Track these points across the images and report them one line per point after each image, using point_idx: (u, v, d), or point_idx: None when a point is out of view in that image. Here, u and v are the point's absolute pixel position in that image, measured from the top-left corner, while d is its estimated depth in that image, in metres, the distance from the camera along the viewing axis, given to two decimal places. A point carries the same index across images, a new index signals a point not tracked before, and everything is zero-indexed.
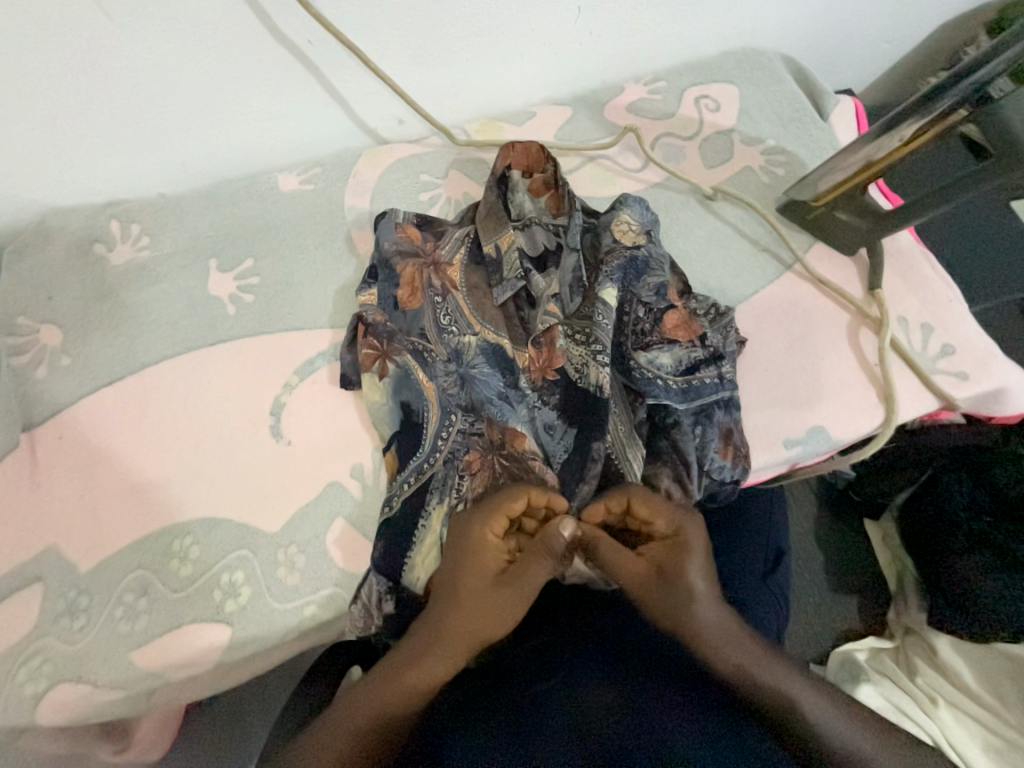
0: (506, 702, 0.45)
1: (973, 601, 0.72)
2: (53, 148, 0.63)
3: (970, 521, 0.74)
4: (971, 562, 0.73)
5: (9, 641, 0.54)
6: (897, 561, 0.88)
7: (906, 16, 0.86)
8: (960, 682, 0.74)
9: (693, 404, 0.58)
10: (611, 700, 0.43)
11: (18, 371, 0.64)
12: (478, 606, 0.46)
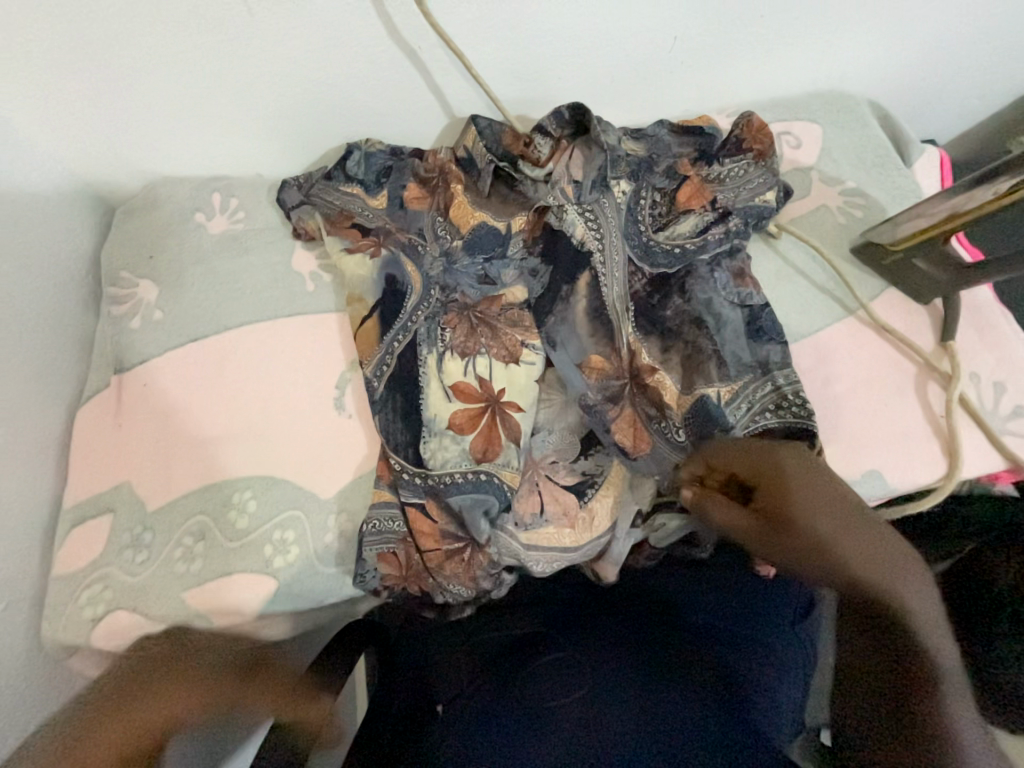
0: (518, 710, 0.52)
1: None
2: (180, 121, 0.70)
3: None
4: None
5: (78, 563, 0.59)
6: None
7: (999, 70, 0.85)
8: None
9: (748, 361, 0.63)
10: (621, 695, 0.52)
11: (116, 319, 0.70)
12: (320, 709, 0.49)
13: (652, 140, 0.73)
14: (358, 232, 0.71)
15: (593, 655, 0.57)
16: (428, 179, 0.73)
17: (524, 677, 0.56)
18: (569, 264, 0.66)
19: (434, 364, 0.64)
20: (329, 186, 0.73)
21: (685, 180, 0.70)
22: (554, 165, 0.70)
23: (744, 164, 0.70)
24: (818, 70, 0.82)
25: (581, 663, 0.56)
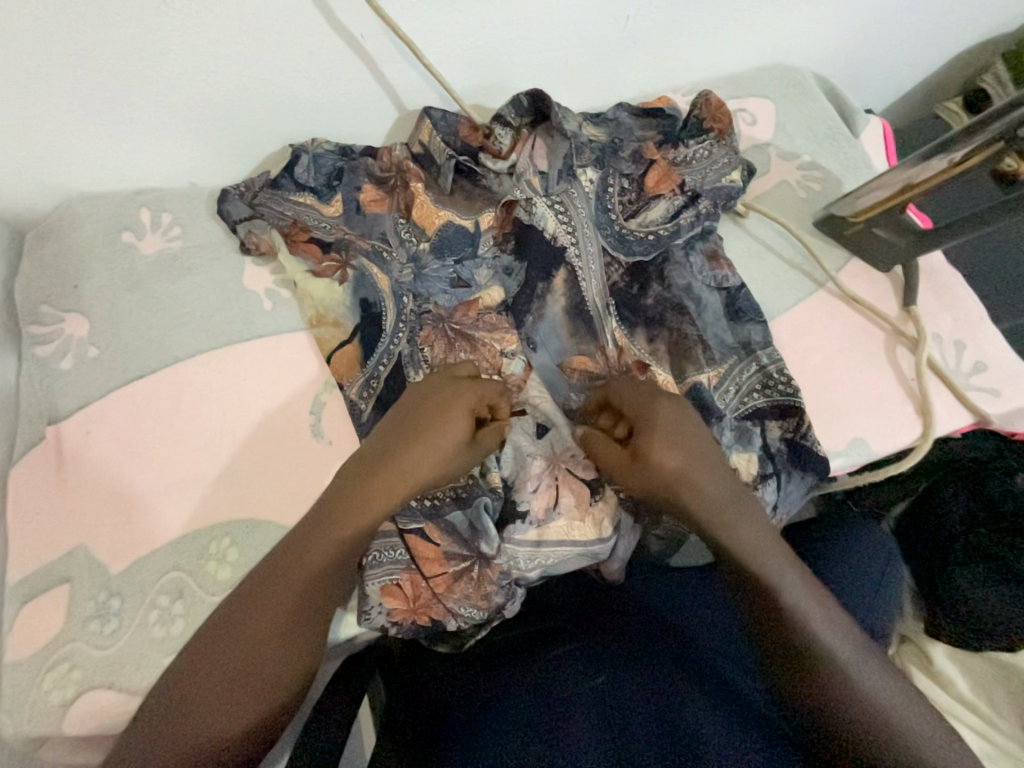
0: (532, 709, 0.50)
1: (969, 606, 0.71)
2: (91, 130, 0.62)
3: (965, 531, 0.74)
4: (968, 569, 0.72)
5: (35, 645, 0.52)
6: None
7: (928, 39, 0.89)
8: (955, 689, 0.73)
9: (731, 343, 0.63)
10: (632, 685, 0.52)
11: (43, 362, 0.62)
12: (425, 453, 0.53)
13: (614, 124, 0.72)
14: (317, 247, 0.65)
15: (607, 657, 0.56)
16: (385, 180, 0.68)
17: (537, 678, 0.55)
18: (543, 259, 0.64)
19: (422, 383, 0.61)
20: (277, 195, 0.67)
21: (651, 164, 0.68)
22: (517, 156, 0.67)
23: (707, 146, 0.70)
24: (765, 45, 0.83)
25: (594, 663, 0.55)
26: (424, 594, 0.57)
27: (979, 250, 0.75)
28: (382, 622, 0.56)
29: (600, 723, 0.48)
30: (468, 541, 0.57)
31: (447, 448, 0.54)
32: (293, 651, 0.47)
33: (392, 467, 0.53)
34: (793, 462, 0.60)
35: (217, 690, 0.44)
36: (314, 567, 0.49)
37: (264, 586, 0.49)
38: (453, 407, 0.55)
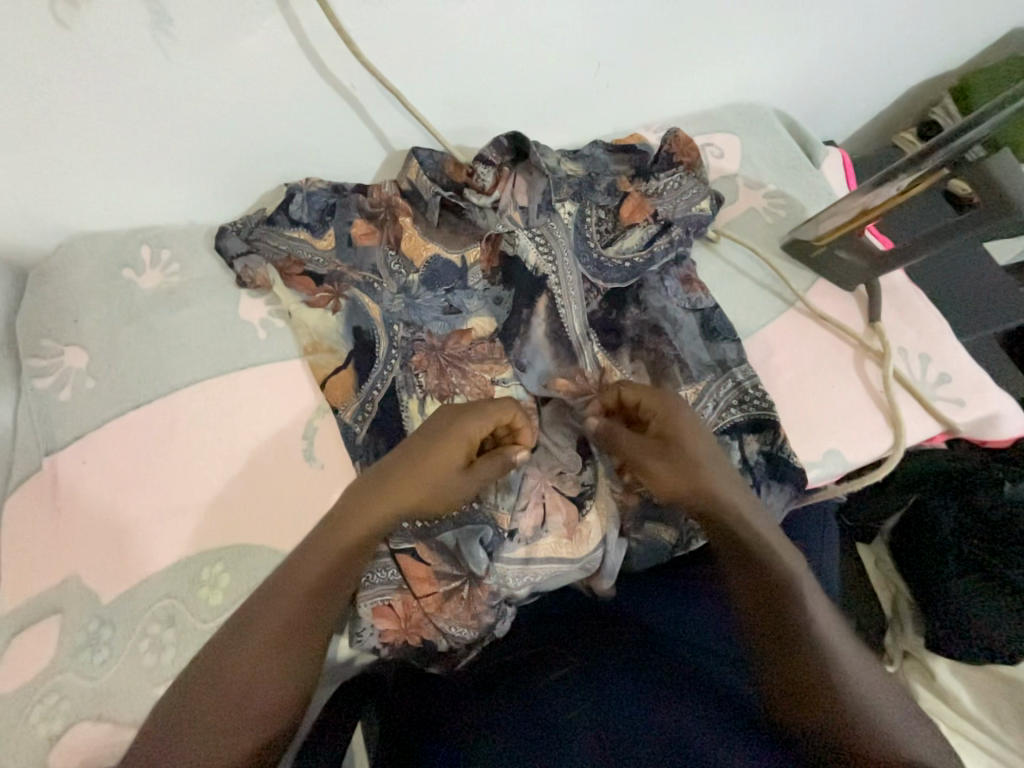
0: (524, 729, 0.51)
1: (971, 621, 0.73)
2: (95, 173, 0.65)
3: (959, 541, 0.77)
4: (963, 581, 0.75)
5: (23, 677, 0.51)
6: (889, 584, 0.87)
7: (879, 77, 0.96)
8: (959, 703, 0.77)
9: (708, 361, 0.66)
10: (625, 692, 0.54)
11: (42, 393, 0.63)
12: (427, 481, 0.54)
13: (590, 160, 0.76)
14: (310, 279, 0.69)
15: (598, 664, 0.57)
16: (375, 214, 0.72)
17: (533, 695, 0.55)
18: (528, 287, 0.68)
19: (415, 408, 0.64)
20: (273, 232, 0.70)
21: (625, 196, 0.73)
22: (499, 192, 0.71)
23: (677, 177, 0.75)
24: (729, 85, 0.89)
25: (586, 675, 0.55)
26: (414, 613, 0.58)
27: (938, 267, 0.79)
28: (373, 643, 0.57)
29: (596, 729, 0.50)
30: (458, 560, 0.58)
31: (446, 477, 0.55)
32: (280, 680, 0.47)
33: (392, 495, 0.54)
34: (771, 474, 0.62)
35: (205, 722, 0.44)
36: (310, 589, 0.50)
37: (258, 614, 0.49)
38: (456, 436, 0.55)
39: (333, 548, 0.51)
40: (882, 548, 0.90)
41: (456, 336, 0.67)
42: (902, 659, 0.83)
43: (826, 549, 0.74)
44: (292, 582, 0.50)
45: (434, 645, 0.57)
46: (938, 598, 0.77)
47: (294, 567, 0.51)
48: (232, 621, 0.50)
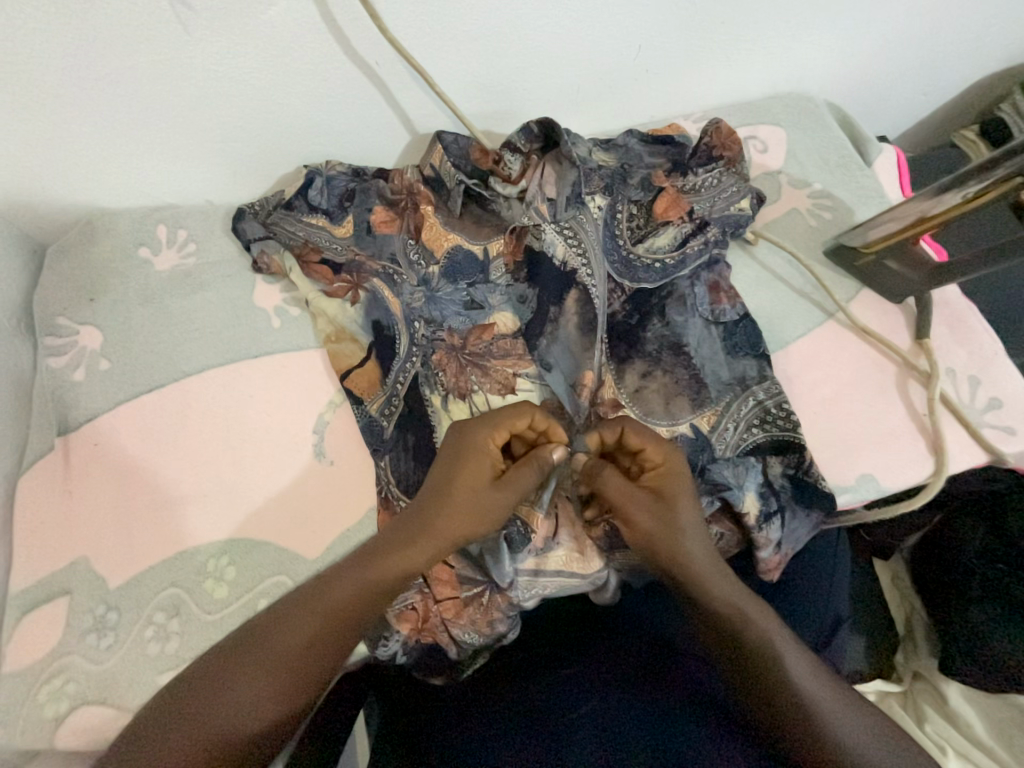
0: (526, 731, 0.54)
1: (983, 646, 0.70)
2: (114, 150, 0.64)
3: (983, 565, 0.73)
4: (982, 607, 0.72)
5: (31, 657, 0.52)
6: (906, 602, 0.84)
7: (944, 67, 0.88)
8: (970, 731, 0.74)
9: (726, 379, 0.63)
10: (630, 711, 0.54)
11: (56, 372, 0.63)
12: (464, 507, 0.52)
13: (624, 151, 0.72)
14: (329, 268, 0.66)
15: (600, 673, 0.58)
16: (396, 202, 0.69)
17: (532, 698, 0.57)
18: (553, 285, 0.64)
19: (440, 402, 0.62)
20: (291, 218, 0.68)
21: (660, 191, 0.69)
22: (527, 181, 0.68)
23: (716, 174, 0.70)
24: (777, 74, 0.83)
25: (586, 680, 0.57)
26: (433, 617, 0.56)
27: (995, 281, 0.73)
28: (395, 649, 0.56)
29: (599, 746, 0.52)
30: (480, 566, 0.57)
31: (478, 502, 0.52)
32: (296, 694, 0.47)
33: (423, 532, 0.52)
34: (796, 495, 0.59)
35: (221, 719, 0.44)
36: (334, 609, 0.49)
37: (268, 628, 0.49)
38: (474, 452, 0.53)
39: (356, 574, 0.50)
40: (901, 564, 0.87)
41: (480, 332, 0.65)
42: (913, 679, 0.80)
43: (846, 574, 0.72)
44: (310, 602, 0.49)
45: (449, 651, 0.56)
46: (957, 624, 0.73)
47: (310, 591, 0.51)
48: (249, 628, 0.49)
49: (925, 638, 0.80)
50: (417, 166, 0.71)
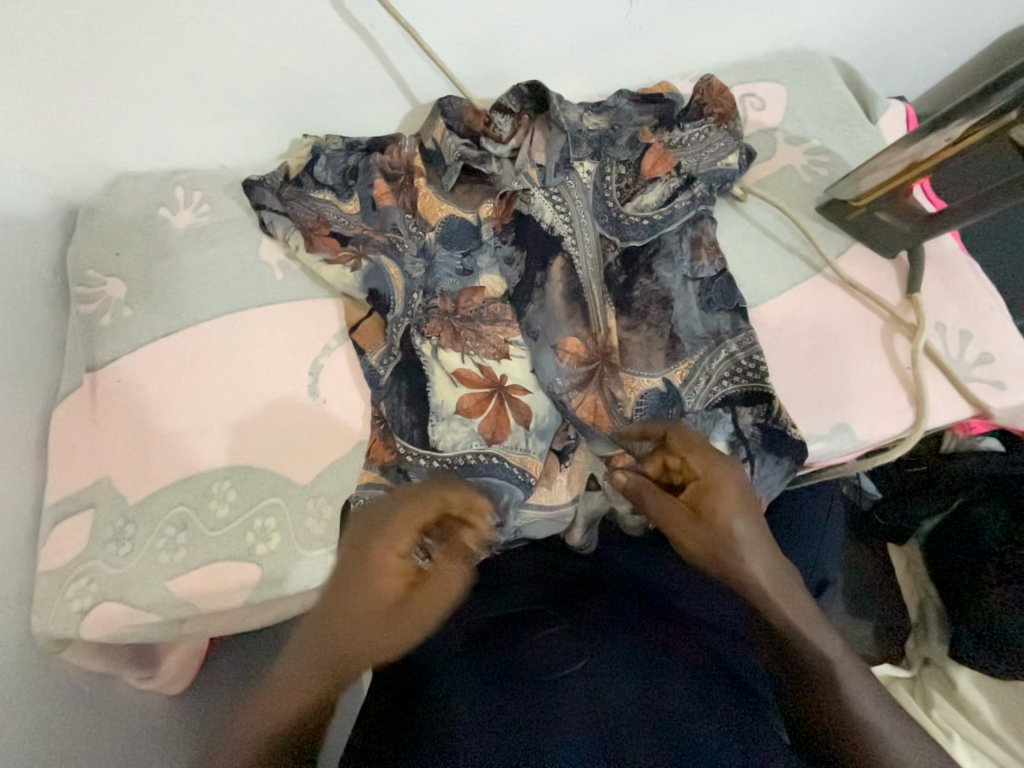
0: (500, 675, 0.47)
1: (1001, 631, 0.71)
2: (132, 114, 0.69)
3: (1003, 550, 0.72)
4: (1001, 591, 0.72)
5: (62, 559, 0.59)
6: (922, 588, 0.83)
7: (963, 19, 0.84)
8: (979, 718, 0.74)
9: (700, 332, 0.64)
10: (627, 677, 0.46)
11: (86, 318, 0.70)
12: (378, 604, 0.46)
13: (614, 112, 0.72)
14: (335, 240, 0.69)
15: (592, 638, 0.50)
16: (394, 177, 0.72)
17: (517, 654, 0.49)
18: (540, 247, 0.66)
19: (430, 353, 0.64)
20: (305, 196, 0.72)
21: (647, 147, 0.69)
22: (517, 143, 0.71)
23: (705, 129, 0.70)
24: (779, 30, 0.81)
25: (571, 642, 0.49)
26: None
27: None
28: None
29: (587, 703, 0.43)
30: None
31: (436, 601, 0.47)
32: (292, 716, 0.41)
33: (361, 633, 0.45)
34: (769, 442, 0.60)
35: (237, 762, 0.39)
36: (314, 642, 0.45)
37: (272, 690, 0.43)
38: (379, 560, 0.48)
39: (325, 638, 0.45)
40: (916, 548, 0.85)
41: (470, 295, 0.67)
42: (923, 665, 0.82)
43: (829, 531, 0.72)
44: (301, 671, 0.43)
45: None
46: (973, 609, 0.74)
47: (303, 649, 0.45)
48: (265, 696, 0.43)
49: (936, 623, 0.80)
50: (417, 138, 0.73)
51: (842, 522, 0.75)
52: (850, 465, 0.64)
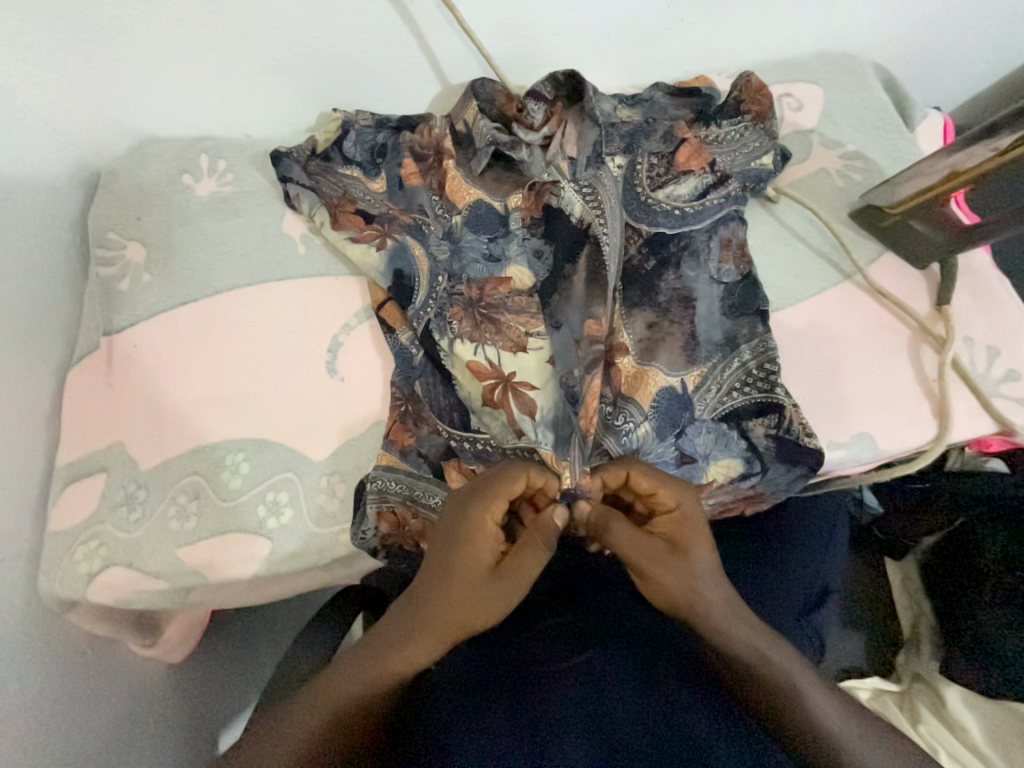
0: (507, 679, 0.48)
1: (987, 649, 0.73)
2: (160, 76, 0.67)
3: (1000, 572, 0.74)
4: (993, 611, 0.74)
5: (72, 521, 0.59)
6: (913, 605, 0.84)
7: (1009, 30, 0.82)
8: (966, 736, 0.71)
9: (718, 340, 0.63)
10: (619, 671, 0.48)
11: (105, 281, 0.69)
12: (467, 590, 0.49)
13: (648, 105, 0.72)
14: (360, 217, 0.68)
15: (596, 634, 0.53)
16: (423, 155, 0.71)
17: (518, 647, 0.52)
18: (569, 239, 0.64)
19: (448, 347, 0.63)
20: (330, 169, 0.71)
21: (682, 142, 0.68)
22: (549, 130, 0.69)
23: (741, 126, 0.69)
24: (822, 29, 0.80)
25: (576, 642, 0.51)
26: (411, 522, 0.61)
27: None
28: (373, 544, 0.61)
29: (584, 704, 0.45)
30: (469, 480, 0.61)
31: (489, 584, 0.49)
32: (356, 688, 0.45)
33: (439, 606, 0.49)
34: (780, 457, 0.60)
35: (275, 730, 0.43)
36: (401, 616, 0.50)
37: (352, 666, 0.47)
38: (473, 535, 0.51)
39: (413, 612, 0.49)
40: (911, 565, 0.85)
41: (496, 284, 0.65)
42: (911, 683, 0.79)
43: (836, 538, 0.72)
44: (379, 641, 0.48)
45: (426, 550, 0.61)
46: (965, 628, 0.75)
47: (390, 625, 0.50)
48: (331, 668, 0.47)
49: (929, 640, 0.80)
50: (448, 119, 0.72)
51: (847, 532, 0.75)
52: (858, 478, 0.63)
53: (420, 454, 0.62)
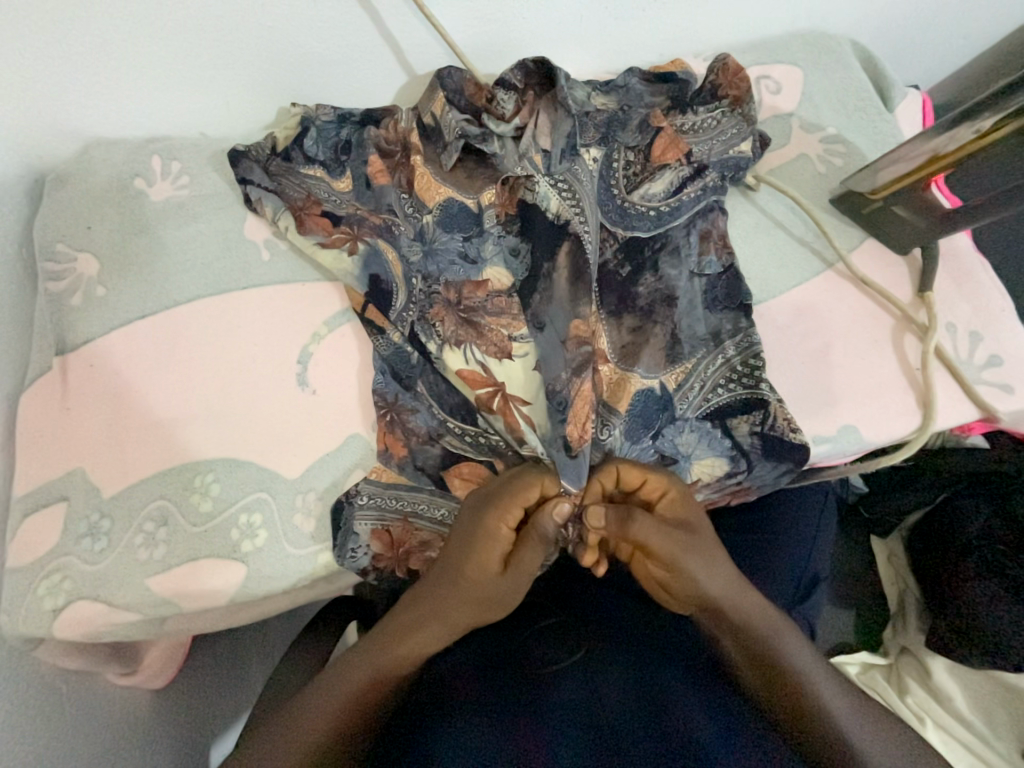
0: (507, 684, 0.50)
1: (974, 624, 0.72)
2: (100, 74, 0.63)
3: (983, 545, 0.73)
4: (979, 586, 0.72)
5: (34, 554, 0.56)
6: (899, 580, 0.86)
7: (986, 4, 0.80)
8: (951, 705, 0.75)
9: (701, 335, 0.61)
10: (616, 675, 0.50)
11: (56, 297, 0.65)
12: (481, 586, 0.50)
13: (624, 91, 0.68)
14: (327, 220, 0.65)
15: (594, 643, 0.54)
16: (390, 152, 0.67)
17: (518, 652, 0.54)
18: (545, 237, 0.62)
19: (433, 350, 0.61)
20: (291, 169, 0.67)
21: (658, 132, 0.65)
22: (521, 121, 0.65)
23: (718, 114, 0.67)
24: (798, 7, 0.77)
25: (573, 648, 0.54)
26: (409, 542, 0.59)
27: None
28: (363, 564, 0.59)
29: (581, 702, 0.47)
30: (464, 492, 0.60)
31: (500, 580, 0.51)
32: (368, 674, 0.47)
33: (453, 601, 0.50)
34: (768, 455, 0.59)
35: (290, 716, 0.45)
36: (413, 608, 0.51)
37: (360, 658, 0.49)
38: (485, 533, 0.51)
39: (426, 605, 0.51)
40: (897, 542, 0.87)
41: (474, 288, 0.63)
42: (900, 655, 0.83)
43: (822, 528, 0.71)
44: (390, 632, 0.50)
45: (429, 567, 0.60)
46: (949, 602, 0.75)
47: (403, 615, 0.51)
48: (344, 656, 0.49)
49: (914, 615, 0.82)
50: (414, 111, 0.68)
51: (835, 522, 0.73)
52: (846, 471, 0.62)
53: (408, 465, 0.60)
